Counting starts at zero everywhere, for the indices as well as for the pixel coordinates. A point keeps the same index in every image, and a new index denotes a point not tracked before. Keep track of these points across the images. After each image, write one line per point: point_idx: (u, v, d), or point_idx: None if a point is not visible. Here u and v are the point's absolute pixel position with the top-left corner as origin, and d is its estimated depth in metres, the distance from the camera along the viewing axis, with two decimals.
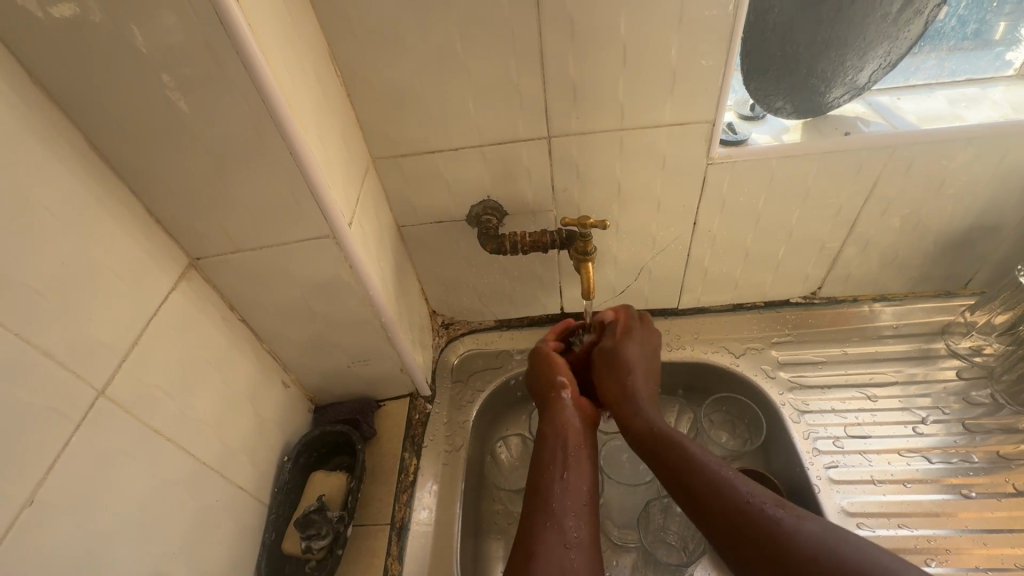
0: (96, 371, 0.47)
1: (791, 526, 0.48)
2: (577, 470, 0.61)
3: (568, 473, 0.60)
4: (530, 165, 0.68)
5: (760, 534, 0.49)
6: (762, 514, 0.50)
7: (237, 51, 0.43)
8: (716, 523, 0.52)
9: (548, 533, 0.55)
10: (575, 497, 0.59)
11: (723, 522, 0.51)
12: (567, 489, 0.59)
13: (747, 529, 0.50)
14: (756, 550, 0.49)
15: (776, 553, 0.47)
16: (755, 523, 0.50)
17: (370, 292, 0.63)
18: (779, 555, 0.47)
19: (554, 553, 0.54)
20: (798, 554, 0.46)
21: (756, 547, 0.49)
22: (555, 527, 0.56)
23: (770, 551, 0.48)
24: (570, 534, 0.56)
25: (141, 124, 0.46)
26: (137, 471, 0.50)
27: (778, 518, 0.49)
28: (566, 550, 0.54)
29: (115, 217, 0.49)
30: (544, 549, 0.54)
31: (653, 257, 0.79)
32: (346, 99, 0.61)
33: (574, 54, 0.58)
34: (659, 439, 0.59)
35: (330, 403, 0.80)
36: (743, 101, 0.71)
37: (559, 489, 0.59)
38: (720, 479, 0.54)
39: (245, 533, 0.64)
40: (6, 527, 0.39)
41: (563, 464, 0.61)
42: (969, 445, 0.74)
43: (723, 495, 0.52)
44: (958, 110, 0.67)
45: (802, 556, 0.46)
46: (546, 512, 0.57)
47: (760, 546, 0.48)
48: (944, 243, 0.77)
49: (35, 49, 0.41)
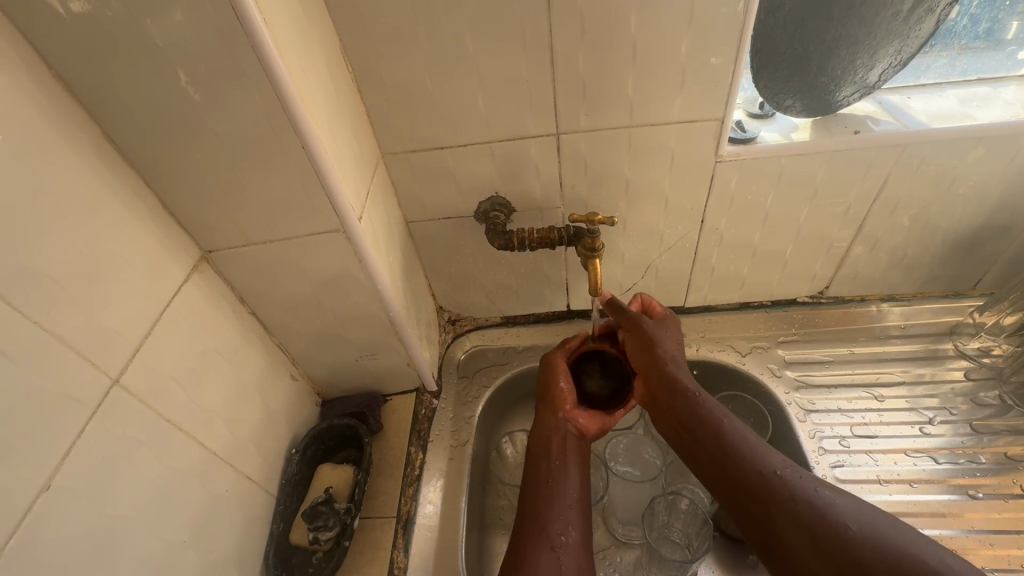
0: (111, 360, 0.47)
1: (830, 501, 0.50)
2: (566, 474, 0.62)
3: (557, 479, 0.61)
4: (538, 162, 0.68)
5: (798, 504, 0.50)
6: (799, 487, 0.51)
7: (252, 46, 0.43)
8: (751, 493, 0.52)
9: (539, 536, 0.56)
10: (563, 500, 0.60)
11: (761, 491, 0.52)
12: (555, 492, 0.60)
13: (786, 500, 0.50)
14: (795, 521, 0.49)
15: (815, 525, 0.48)
16: (793, 494, 0.51)
17: (378, 286, 0.64)
18: (820, 527, 0.48)
19: (543, 556, 0.55)
20: (840, 526, 0.47)
21: (794, 518, 0.49)
22: (543, 531, 0.57)
23: (810, 522, 0.49)
24: (559, 539, 0.57)
25: (156, 116, 0.47)
26: (148, 459, 0.50)
27: (815, 493, 0.51)
28: (554, 551, 0.55)
29: (129, 209, 0.50)
30: (533, 552, 0.55)
31: (660, 254, 0.79)
32: (357, 95, 0.62)
33: (584, 51, 0.58)
34: (695, 408, 0.59)
35: (337, 396, 0.81)
36: (752, 98, 0.69)
37: (548, 493, 0.60)
38: (759, 452, 0.55)
39: (253, 523, 0.65)
40: (23, 510, 0.40)
41: (553, 471, 0.62)
42: (977, 445, 0.73)
43: (761, 468, 0.53)
44: (969, 110, 0.66)
45: (842, 529, 0.47)
46: (535, 517, 0.58)
47: (797, 518, 0.49)
48: (953, 243, 0.77)
49: (55, 43, 0.42)
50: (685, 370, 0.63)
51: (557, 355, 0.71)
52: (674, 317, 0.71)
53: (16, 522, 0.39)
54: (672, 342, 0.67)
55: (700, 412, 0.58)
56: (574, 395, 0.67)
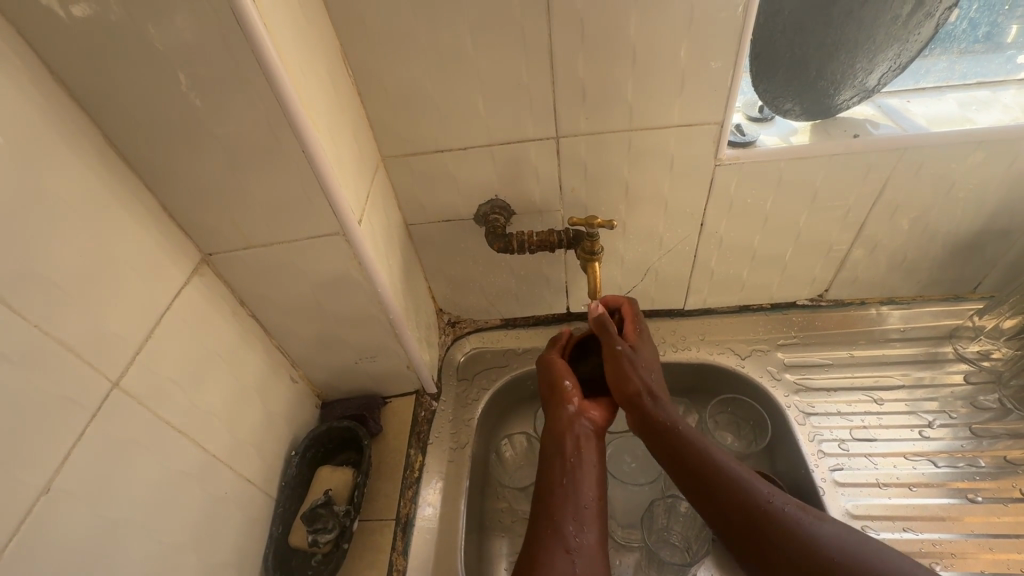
0: (110, 363, 0.47)
1: (816, 533, 0.49)
2: (582, 472, 0.61)
3: (570, 478, 0.61)
4: (538, 165, 0.68)
5: (784, 538, 0.50)
6: (787, 518, 0.51)
7: (253, 50, 0.43)
8: (738, 526, 0.52)
9: (551, 539, 0.56)
10: (579, 499, 0.59)
11: (747, 524, 0.52)
12: (568, 493, 0.60)
13: (774, 533, 0.50)
14: (781, 555, 0.49)
15: (801, 558, 0.48)
16: (781, 527, 0.50)
17: (378, 288, 0.64)
18: (805, 562, 0.48)
19: (556, 558, 0.55)
20: (825, 560, 0.47)
21: (781, 552, 0.49)
22: (556, 534, 0.57)
23: (795, 557, 0.48)
24: (573, 541, 0.56)
25: (157, 119, 0.47)
26: (148, 461, 0.50)
27: (803, 524, 0.50)
28: (568, 554, 0.55)
29: (130, 211, 0.50)
30: (546, 555, 0.55)
31: (659, 257, 0.79)
32: (358, 98, 0.62)
33: (584, 55, 0.58)
34: (677, 438, 0.59)
35: (336, 398, 0.81)
36: (751, 102, 0.69)
37: (563, 494, 0.60)
38: (746, 483, 0.54)
39: (252, 526, 0.65)
40: (23, 512, 0.40)
41: (567, 470, 0.61)
42: (976, 449, 0.73)
43: (749, 499, 0.53)
44: (968, 113, 0.66)
45: (827, 563, 0.47)
46: (549, 520, 0.58)
47: (784, 552, 0.49)
48: (953, 246, 0.77)
49: (56, 46, 0.42)
50: (669, 407, 0.62)
51: (553, 354, 0.73)
52: (648, 329, 0.71)
53: (16, 524, 0.39)
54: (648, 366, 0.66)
55: (684, 444, 0.58)
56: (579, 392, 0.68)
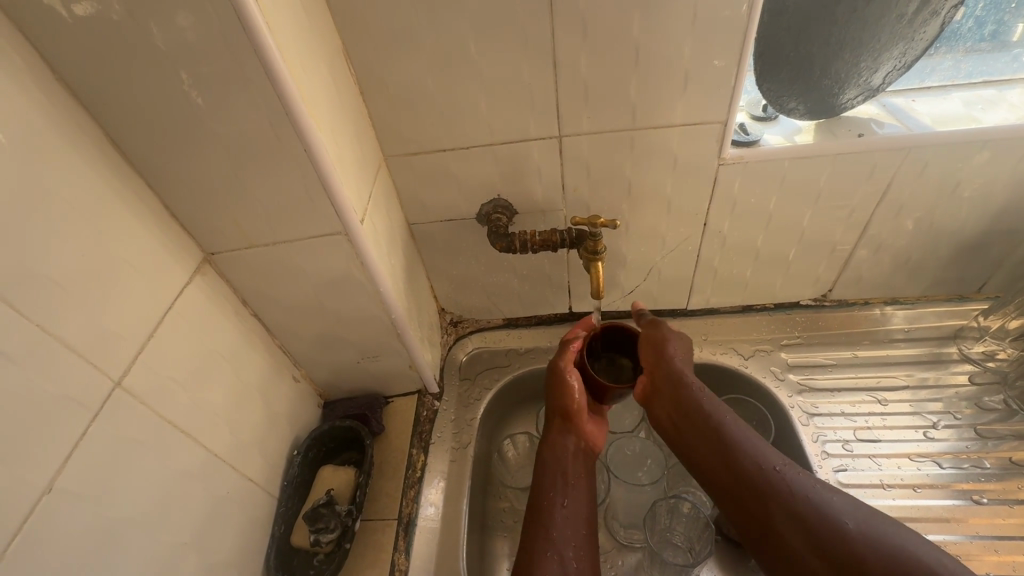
0: (112, 363, 0.47)
1: (827, 496, 0.50)
2: (576, 497, 0.61)
3: (568, 501, 0.61)
4: (541, 164, 0.68)
5: (795, 499, 0.50)
6: (796, 482, 0.51)
7: (255, 50, 0.43)
8: (748, 487, 0.53)
9: (549, 560, 0.55)
10: (574, 524, 0.59)
11: (758, 486, 0.52)
12: (566, 517, 0.59)
13: (784, 494, 0.51)
14: (791, 516, 0.49)
15: (811, 519, 0.48)
16: (791, 489, 0.51)
17: (380, 288, 0.64)
18: (817, 523, 0.48)
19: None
20: (835, 520, 0.48)
21: (790, 513, 0.50)
22: (555, 556, 0.55)
23: (806, 517, 0.49)
24: (570, 565, 0.55)
25: (159, 118, 0.47)
26: (150, 460, 0.50)
27: (814, 488, 0.51)
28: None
29: (132, 211, 0.50)
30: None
31: (662, 257, 0.79)
32: (360, 97, 0.62)
33: (586, 54, 0.58)
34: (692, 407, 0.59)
35: (338, 397, 0.81)
36: (755, 101, 0.69)
37: (555, 517, 0.59)
38: (756, 446, 0.55)
39: (255, 525, 0.65)
40: (26, 512, 0.40)
41: (561, 492, 0.61)
42: (981, 450, 0.73)
43: (759, 461, 0.54)
44: (974, 112, 0.66)
45: (838, 524, 0.47)
46: (547, 540, 0.57)
47: (794, 513, 0.49)
48: (958, 246, 0.77)
49: (58, 45, 0.42)
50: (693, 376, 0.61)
51: (562, 359, 0.68)
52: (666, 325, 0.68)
53: (18, 523, 0.39)
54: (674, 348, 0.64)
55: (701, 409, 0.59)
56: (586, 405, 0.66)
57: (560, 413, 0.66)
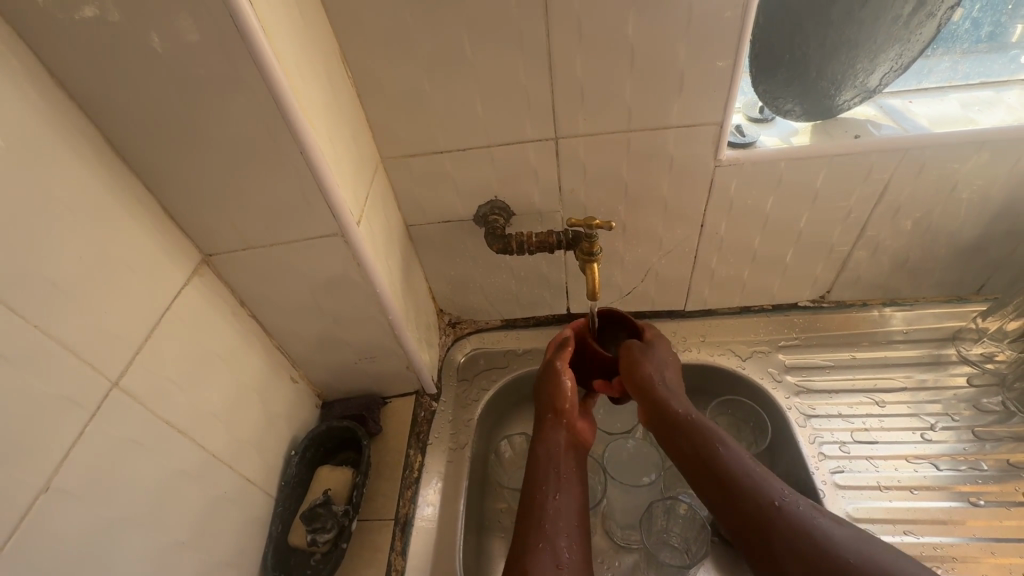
0: (110, 363, 0.48)
1: (829, 534, 0.49)
2: (569, 490, 0.62)
3: (561, 494, 0.61)
4: (538, 166, 0.68)
5: (796, 534, 0.49)
6: (801, 519, 0.50)
7: (251, 54, 0.44)
8: (749, 522, 0.52)
9: (541, 552, 0.55)
10: (566, 516, 0.59)
11: (759, 521, 0.51)
12: (558, 509, 0.59)
13: (787, 530, 0.50)
14: (793, 554, 0.49)
15: (815, 559, 0.47)
16: (792, 525, 0.50)
17: (377, 289, 0.64)
18: (820, 563, 0.47)
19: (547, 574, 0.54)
20: (839, 560, 0.47)
21: (794, 552, 0.49)
22: (547, 547, 0.56)
23: (809, 556, 0.48)
24: (563, 556, 0.56)
25: (156, 121, 0.48)
26: (147, 460, 0.51)
27: (816, 522, 0.50)
28: (558, 570, 0.54)
29: (130, 212, 0.51)
30: (537, 568, 0.54)
31: (659, 258, 0.79)
32: (357, 100, 0.62)
33: (582, 57, 0.58)
34: (692, 434, 0.59)
35: (337, 398, 0.81)
36: (751, 103, 0.71)
37: (545, 511, 0.59)
38: (762, 482, 0.54)
39: (252, 525, 0.65)
40: (23, 510, 0.40)
41: (553, 487, 0.61)
42: (979, 452, 0.73)
43: (761, 498, 0.53)
44: (971, 114, 0.66)
45: (843, 564, 0.46)
46: (539, 532, 0.57)
47: (796, 552, 0.49)
48: (956, 248, 0.76)
49: (56, 49, 0.43)
50: (682, 398, 0.63)
51: (558, 360, 0.69)
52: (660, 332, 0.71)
53: (16, 520, 0.40)
54: (659, 360, 0.66)
55: (699, 436, 0.59)
56: (576, 403, 0.67)
57: (552, 411, 0.67)
